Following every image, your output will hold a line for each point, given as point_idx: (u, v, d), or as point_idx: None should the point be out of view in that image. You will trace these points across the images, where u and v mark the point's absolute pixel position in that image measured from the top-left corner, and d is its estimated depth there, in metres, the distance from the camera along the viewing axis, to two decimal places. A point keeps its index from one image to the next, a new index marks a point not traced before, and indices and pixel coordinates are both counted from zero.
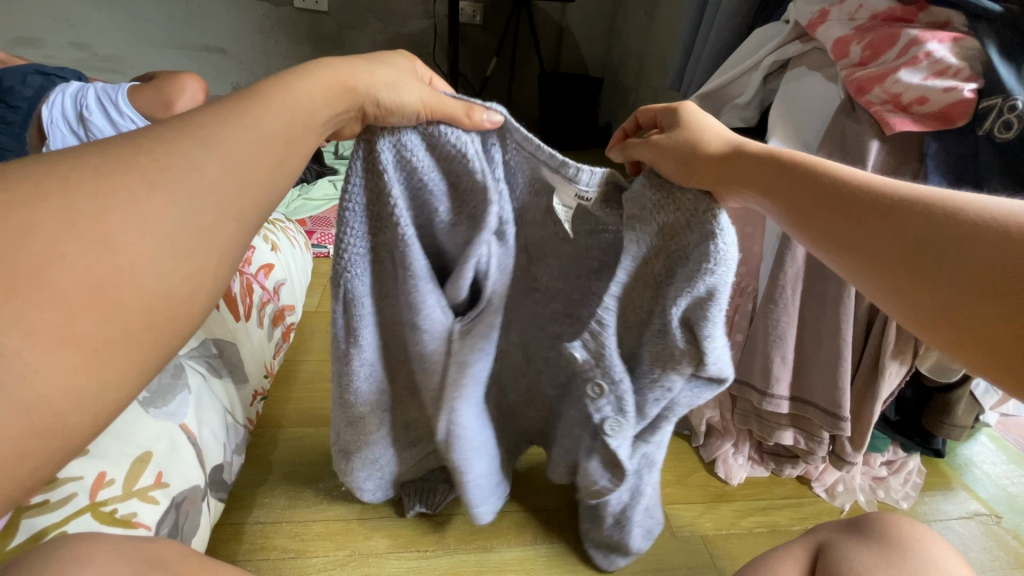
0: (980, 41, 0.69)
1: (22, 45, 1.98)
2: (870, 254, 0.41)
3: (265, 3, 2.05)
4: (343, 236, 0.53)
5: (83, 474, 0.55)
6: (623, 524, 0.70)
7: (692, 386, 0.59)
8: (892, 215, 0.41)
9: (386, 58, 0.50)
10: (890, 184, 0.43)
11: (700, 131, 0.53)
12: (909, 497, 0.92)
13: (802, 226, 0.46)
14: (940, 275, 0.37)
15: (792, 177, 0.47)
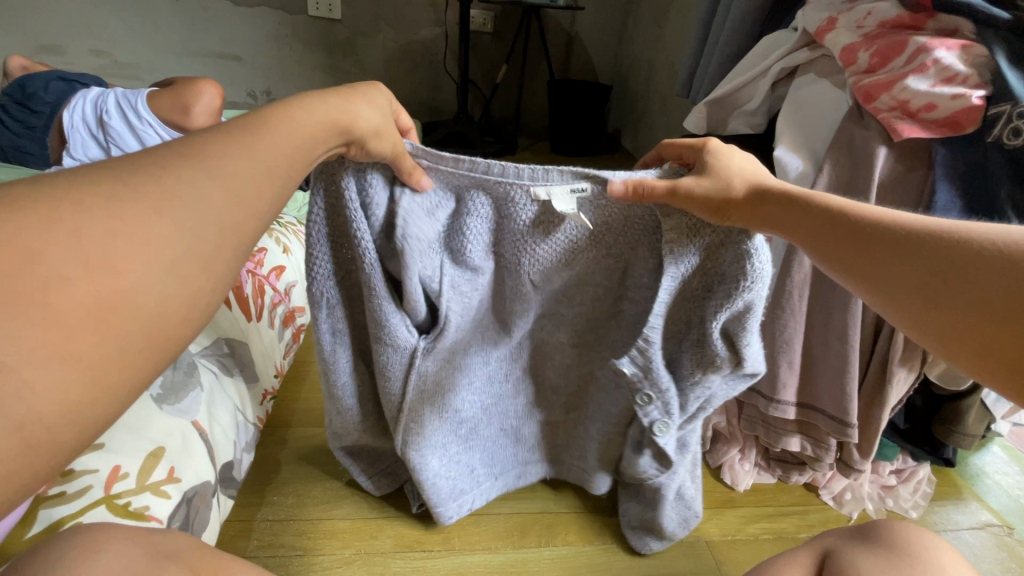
0: (988, 48, 0.69)
1: (46, 53, 2.05)
2: (888, 285, 0.43)
3: (279, 11, 2.09)
4: (310, 259, 0.56)
5: (98, 467, 0.56)
6: (659, 510, 0.72)
7: (730, 383, 0.60)
8: (907, 247, 0.43)
9: (364, 88, 0.49)
10: (901, 215, 0.45)
11: (732, 168, 0.51)
12: (919, 506, 0.91)
13: (822, 256, 0.48)
14: (956, 300, 0.39)
15: (812, 212, 0.48)
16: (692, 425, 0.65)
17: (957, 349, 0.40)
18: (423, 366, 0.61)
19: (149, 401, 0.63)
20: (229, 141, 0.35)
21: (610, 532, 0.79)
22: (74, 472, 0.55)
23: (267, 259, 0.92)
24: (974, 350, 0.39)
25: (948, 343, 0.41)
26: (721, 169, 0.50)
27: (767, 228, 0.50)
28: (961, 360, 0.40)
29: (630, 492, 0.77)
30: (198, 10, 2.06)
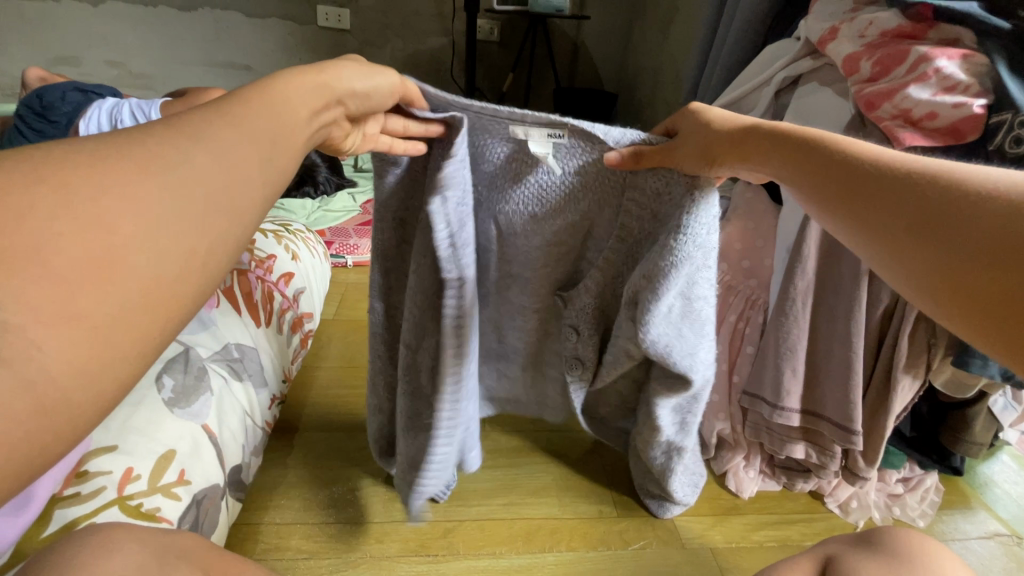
0: (989, 58, 0.69)
1: (62, 64, 2.10)
2: (871, 227, 0.39)
3: (290, 22, 2.13)
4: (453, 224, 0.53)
5: (112, 469, 0.58)
6: (669, 487, 0.79)
7: (665, 389, 0.66)
8: (897, 187, 0.38)
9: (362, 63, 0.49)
10: (906, 159, 0.40)
11: (730, 119, 0.52)
12: (926, 515, 0.90)
13: (817, 202, 0.45)
14: (940, 242, 0.34)
15: (808, 156, 0.46)
16: (682, 429, 0.72)
17: (940, 298, 0.34)
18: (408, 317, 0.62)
19: (161, 404, 0.65)
20: (239, 126, 0.34)
21: (614, 539, 0.79)
22: (89, 473, 0.56)
23: (276, 266, 0.94)
24: (948, 297, 0.34)
25: (926, 292, 0.35)
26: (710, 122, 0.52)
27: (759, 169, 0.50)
28: (940, 314, 0.35)
29: (643, 469, 0.83)
30: (210, 22, 2.10)
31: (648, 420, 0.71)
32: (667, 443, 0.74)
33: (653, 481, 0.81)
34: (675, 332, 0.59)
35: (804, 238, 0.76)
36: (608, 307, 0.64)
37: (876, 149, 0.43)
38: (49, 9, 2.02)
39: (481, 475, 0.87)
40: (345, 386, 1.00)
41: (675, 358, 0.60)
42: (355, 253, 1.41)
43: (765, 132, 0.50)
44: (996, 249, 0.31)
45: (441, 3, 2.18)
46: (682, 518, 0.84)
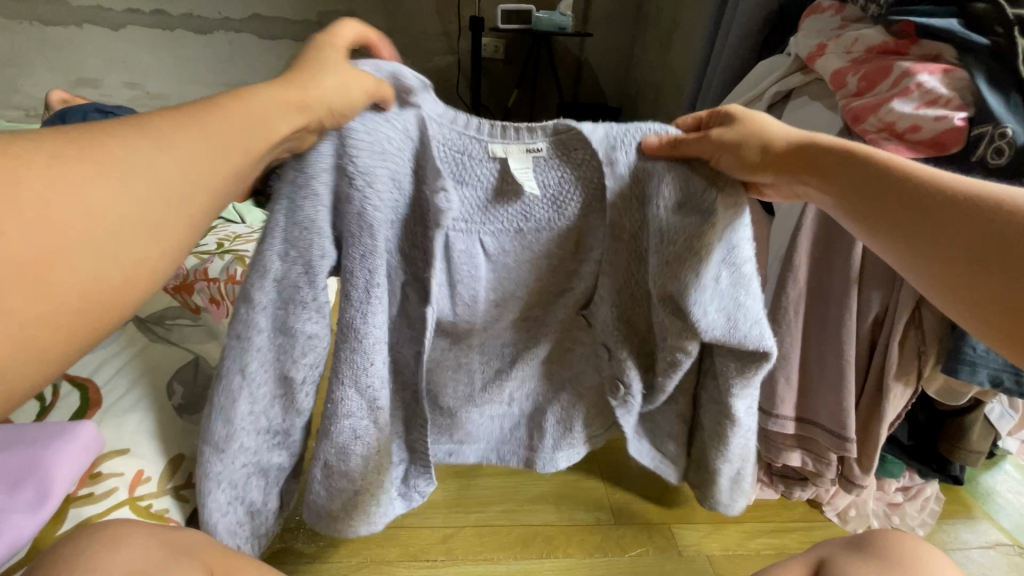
0: (969, 72, 0.71)
1: (83, 85, 2.19)
2: (932, 250, 0.42)
3: (301, 43, 2.21)
4: (313, 235, 0.46)
5: (124, 470, 0.60)
6: (741, 482, 0.66)
7: (740, 370, 0.55)
8: (952, 215, 0.41)
9: (319, 67, 0.44)
10: (951, 179, 0.43)
11: (763, 126, 0.51)
12: (926, 525, 0.90)
13: (858, 215, 0.47)
14: (1003, 273, 0.38)
15: (856, 173, 0.47)
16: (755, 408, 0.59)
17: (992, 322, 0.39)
18: (372, 342, 0.50)
19: (171, 410, 0.68)
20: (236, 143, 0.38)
21: (611, 546, 0.80)
22: (101, 475, 0.59)
23: None
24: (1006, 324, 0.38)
25: (979, 319, 0.40)
26: (739, 141, 0.49)
27: (810, 182, 0.50)
28: (989, 330, 0.40)
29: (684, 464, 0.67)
30: (226, 44, 2.18)
31: (716, 413, 0.59)
32: (739, 449, 0.61)
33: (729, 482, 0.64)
34: (725, 304, 0.51)
35: (794, 248, 0.77)
36: (634, 309, 0.56)
37: (932, 169, 0.45)
38: (72, 33, 2.11)
39: (481, 482, 0.88)
40: None
41: (730, 335, 0.51)
42: None
43: (842, 160, 0.48)
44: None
45: (448, 23, 2.24)
46: (679, 526, 0.85)
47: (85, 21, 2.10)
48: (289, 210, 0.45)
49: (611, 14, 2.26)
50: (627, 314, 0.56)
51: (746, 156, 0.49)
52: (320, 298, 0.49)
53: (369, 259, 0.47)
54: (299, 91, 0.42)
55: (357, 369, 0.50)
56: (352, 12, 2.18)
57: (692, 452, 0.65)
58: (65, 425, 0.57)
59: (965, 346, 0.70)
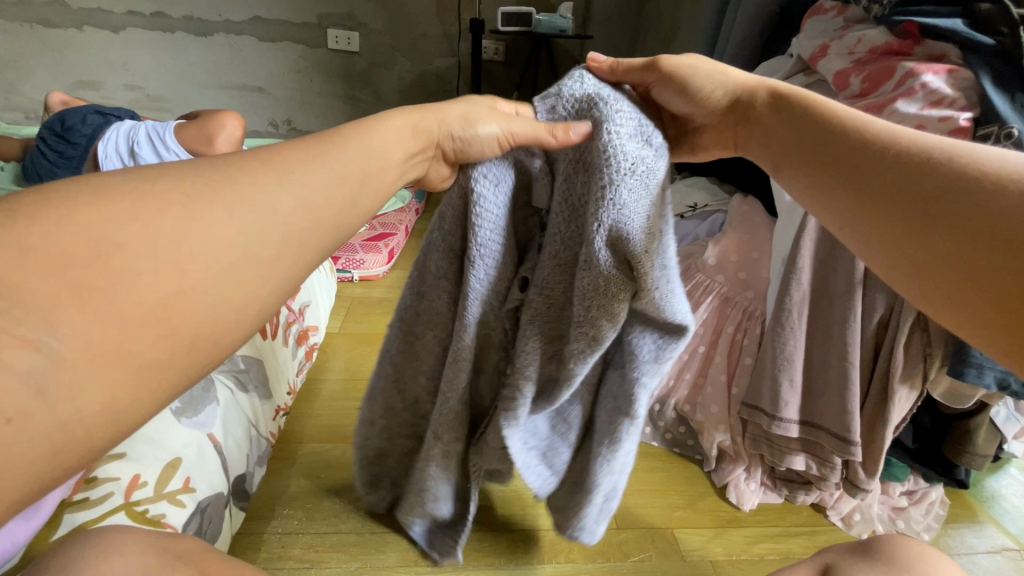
0: (974, 72, 0.71)
1: (83, 88, 2.20)
2: (879, 206, 0.41)
3: (301, 45, 2.21)
4: (435, 268, 0.55)
5: (120, 475, 0.59)
6: (609, 504, 0.66)
7: (656, 350, 0.52)
8: (901, 169, 0.40)
9: (468, 103, 0.49)
10: (908, 137, 0.42)
11: (716, 74, 0.52)
12: (931, 529, 0.89)
13: (808, 172, 0.46)
14: (940, 226, 0.37)
15: (811, 123, 0.47)
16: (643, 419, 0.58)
17: (932, 286, 0.37)
18: (458, 369, 0.55)
19: (169, 414, 0.67)
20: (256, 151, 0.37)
21: (614, 551, 0.79)
22: (97, 480, 0.58)
23: None
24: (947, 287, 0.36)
25: (915, 272, 0.38)
26: (688, 80, 0.51)
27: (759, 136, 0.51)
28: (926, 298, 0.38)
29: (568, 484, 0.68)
30: (225, 46, 2.18)
31: (613, 412, 0.57)
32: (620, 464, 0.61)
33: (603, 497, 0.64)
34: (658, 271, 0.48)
35: (798, 250, 0.77)
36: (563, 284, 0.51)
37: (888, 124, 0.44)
38: (72, 35, 2.11)
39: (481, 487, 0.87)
40: (350, 398, 1.02)
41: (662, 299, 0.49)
42: (361, 267, 1.42)
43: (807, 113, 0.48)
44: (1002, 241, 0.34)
45: (448, 26, 2.24)
46: (682, 531, 0.84)
47: (84, 24, 2.10)
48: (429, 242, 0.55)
49: (610, 16, 2.26)
50: (558, 280, 0.51)
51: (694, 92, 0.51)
52: (437, 317, 0.58)
53: (466, 311, 0.52)
54: (426, 119, 0.47)
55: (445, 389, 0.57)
56: (352, 14, 2.18)
57: (579, 470, 0.66)
58: None
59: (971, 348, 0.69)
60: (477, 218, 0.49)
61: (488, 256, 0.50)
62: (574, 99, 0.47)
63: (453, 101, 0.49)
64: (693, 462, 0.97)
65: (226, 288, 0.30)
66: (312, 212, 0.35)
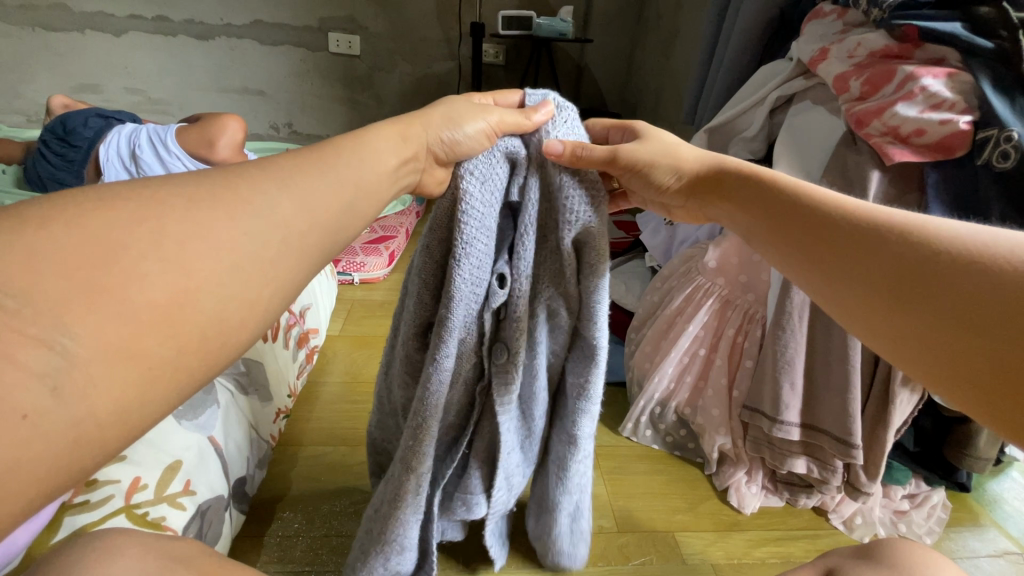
0: (974, 76, 0.71)
1: (85, 91, 2.21)
2: (847, 280, 0.42)
3: (302, 49, 2.21)
4: (420, 272, 0.52)
5: (120, 478, 0.59)
6: (579, 526, 0.67)
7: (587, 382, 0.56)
8: (862, 243, 0.42)
9: (451, 100, 0.51)
10: (867, 211, 0.44)
11: (677, 150, 0.54)
12: (933, 532, 0.88)
13: (778, 244, 0.48)
14: (912, 300, 0.38)
15: (765, 201, 0.50)
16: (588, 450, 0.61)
17: (912, 356, 0.38)
18: (437, 393, 0.52)
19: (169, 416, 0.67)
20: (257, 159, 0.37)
21: (615, 555, 0.79)
22: (97, 482, 0.58)
23: None
24: (926, 360, 0.37)
25: (897, 348, 0.39)
26: (650, 165, 0.52)
27: (727, 205, 0.53)
28: (912, 368, 0.38)
29: (535, 513, 0.69)
30: (226, 49, 2.19)
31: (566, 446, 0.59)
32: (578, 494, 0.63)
33: (569, 518, 0.65)
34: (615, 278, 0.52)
35: None
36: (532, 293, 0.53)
37: (845, 200, 0.46)
38: (73, 38, 2.12)
39: None
40: (350, 401, 1.02)
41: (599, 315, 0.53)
42: (361, 270, 1.42)
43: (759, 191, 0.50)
44: (968, 321, 0.34)
45: (448, 29, 2.25)
46: (683, 534, 0.83)
47: (86, 28, 2.10)
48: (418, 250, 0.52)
49: (610, 20, 2.27)
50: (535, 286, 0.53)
51: (660, 179, 0.53)
52: (414, 325, 0.55)
53: (448, 328, 0.50)
54: (417, 130, 0.46)
55: (422, 414, 0.53)
56: (353, 18, 2.19)
57: (541, 491, 0.67)
58: None
59: None
60: (464, 214, 0.46)
61: (473, 256, 0.48)
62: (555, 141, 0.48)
63: (436, 103, 0.50)
64: (694, 465, 0.97)
65: (226, 290, 0.30)
66: (311, 215, 0.35)
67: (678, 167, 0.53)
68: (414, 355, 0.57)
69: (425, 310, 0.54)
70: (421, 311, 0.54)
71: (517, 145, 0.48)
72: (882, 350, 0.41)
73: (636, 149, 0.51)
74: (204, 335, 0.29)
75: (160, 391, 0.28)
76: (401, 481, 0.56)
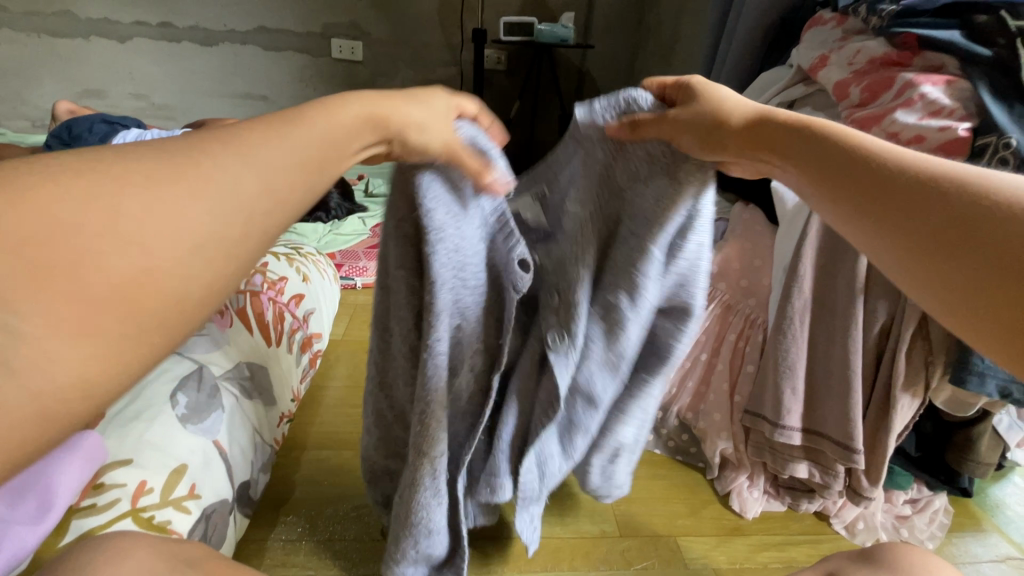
0: (972, 83, 0.72)
1: (89, 97, 2.22)
2: (905, 236, 0.40)
3: (305, 54, 2.23)
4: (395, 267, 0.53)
5: (126, 481, 0.60)
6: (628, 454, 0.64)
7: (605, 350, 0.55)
8: (922, 197, 0.40)
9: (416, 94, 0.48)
10: (921, 161, 0.42)
11: (720, 101, 0.49)
12: (935, 538, 0.88)
13: (829, 197, 0.45)
14: (981, 260, 0.36)
15: (815, 148, 0.46)
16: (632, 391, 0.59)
17: (970, 313, 0.37)
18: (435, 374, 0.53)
19: (175, 420, 0.67)
20: (236, 137, 0.36)
21: (616, 559, 0.79)
22: (104, 486, 0.59)
23: (288, 287, 0.98)
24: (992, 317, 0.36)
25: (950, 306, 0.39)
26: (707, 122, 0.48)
27: (769, 157, 0.48)
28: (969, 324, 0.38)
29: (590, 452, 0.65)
30: (230, 55, 2.20)
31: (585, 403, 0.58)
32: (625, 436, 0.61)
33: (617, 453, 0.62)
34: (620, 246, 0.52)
35: (799, 258, 0.77)
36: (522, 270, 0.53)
37: (899, 149, 0.43)
38: (77, 45, 2.14)
39: None
40: (352, 405, 1.02)
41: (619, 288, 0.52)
42: (364, 275, 1.43)
43: (793, 136, 0.47)
44: None
45: (450, 35, 2.26)
46: (685, 539, 0.84)
47: (91, 34, 2.12)
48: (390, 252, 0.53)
49: (611, 27, 2.28)
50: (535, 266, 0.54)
51: (709, 133, 0.48)
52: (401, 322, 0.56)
53: (435, 315, 0.50)
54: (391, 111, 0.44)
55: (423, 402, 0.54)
56: (356, 25, 2.20)
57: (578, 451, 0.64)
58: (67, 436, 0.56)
59: (972, 357, 0.69)
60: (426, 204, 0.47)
61: (448, 243, 0.48)
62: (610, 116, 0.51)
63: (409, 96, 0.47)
64: (696, 469, 0.98)
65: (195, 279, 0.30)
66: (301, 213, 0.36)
67: (723, 121, 0.48)
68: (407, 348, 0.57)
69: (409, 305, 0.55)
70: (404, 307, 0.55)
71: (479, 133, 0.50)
72: (933, 305, 0.40)
73: (686, 112, 0.48)
74: (168, 318, 0.30)
75: (119, 371, 0.28)
76: (412, 471, 0.58)
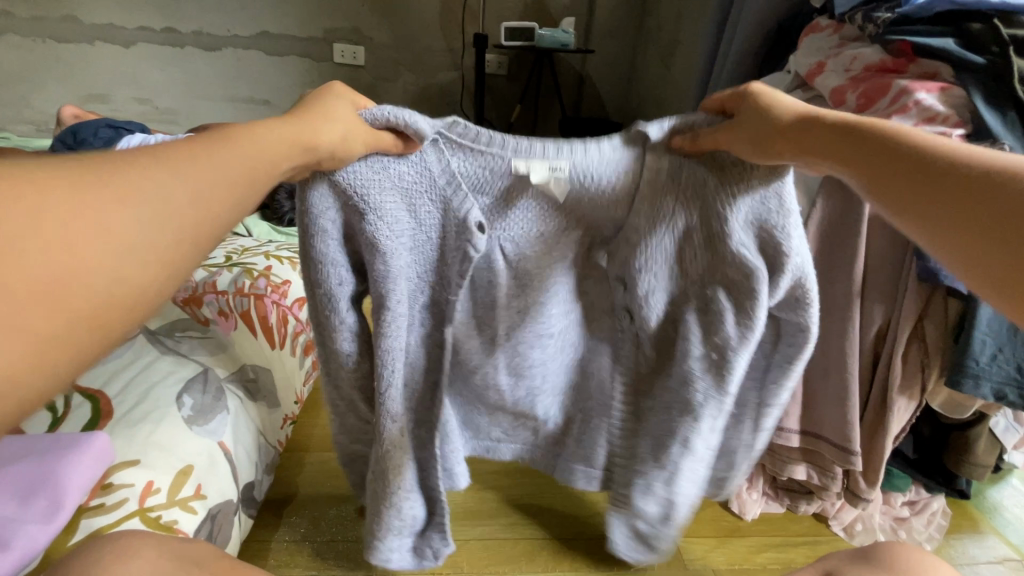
0: (966, 90, 0.73)
1: (94, 101, 2.24)
2: (980, 241, 0.34)
3: (307, 59, 2.25)
4: (331, 268, 0.53)
5: (134, 482, 0.61)
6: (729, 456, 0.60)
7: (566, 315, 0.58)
8: (997, 196, 0.34)
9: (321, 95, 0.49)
10: (994, 158, 0.36)
11: (777, 105, 0.46)
12: (934, 539, 0.90)
13: (888, 202, 0.39)
14: None
15: (870, 150, 0.41)
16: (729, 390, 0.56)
17: None
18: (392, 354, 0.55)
19: (181, 422, 0.69)
20: (237, 148, 0.37)
21: (617, 560, 0.80)
22: (112, 486, 0.60)
23: (291, 291, 0.97)
24: None
25: None
26: (762, 124, 0.45)
27: (821, 161, 0.44)
28: None
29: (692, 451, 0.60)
30: (233, 60, 2.22)
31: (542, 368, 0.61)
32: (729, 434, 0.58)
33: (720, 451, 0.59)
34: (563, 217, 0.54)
35: None
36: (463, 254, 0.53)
37: (969, 147, 0.38)
38: (83, 50, 2.16)
39: (485, 495, 0.88)
40: None
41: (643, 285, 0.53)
42: None
43: (825, 122, 0.44)
44: None
45: (451, 41, 2.28)
46: (684, 540, 0.85)
47: (96, 40, 2.15)
48: (324, 259, 0.52)
49: (611, 31, 2.30)
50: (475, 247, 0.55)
51: (761, 133, 0.45)
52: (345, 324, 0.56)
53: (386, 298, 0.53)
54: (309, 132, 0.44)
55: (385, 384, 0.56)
56: (358, 30, 2.22)
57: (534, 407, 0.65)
58: (77, 437, 0.57)
59: (968, 359, 0.70)
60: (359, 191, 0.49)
61: (386, 231, 0.51)
62: (675, 132, 0.50)
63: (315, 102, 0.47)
64: None
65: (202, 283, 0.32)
66: None
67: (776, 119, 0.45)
68: (358, 344, 0.58)
69: (354, 302, 0.55)
70: (349, 304, 0.55)
71: (406, 113, 0.48)
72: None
73: (742, 116, 0.46)
74: None
75: None
76: (387, 449, 0.60)
